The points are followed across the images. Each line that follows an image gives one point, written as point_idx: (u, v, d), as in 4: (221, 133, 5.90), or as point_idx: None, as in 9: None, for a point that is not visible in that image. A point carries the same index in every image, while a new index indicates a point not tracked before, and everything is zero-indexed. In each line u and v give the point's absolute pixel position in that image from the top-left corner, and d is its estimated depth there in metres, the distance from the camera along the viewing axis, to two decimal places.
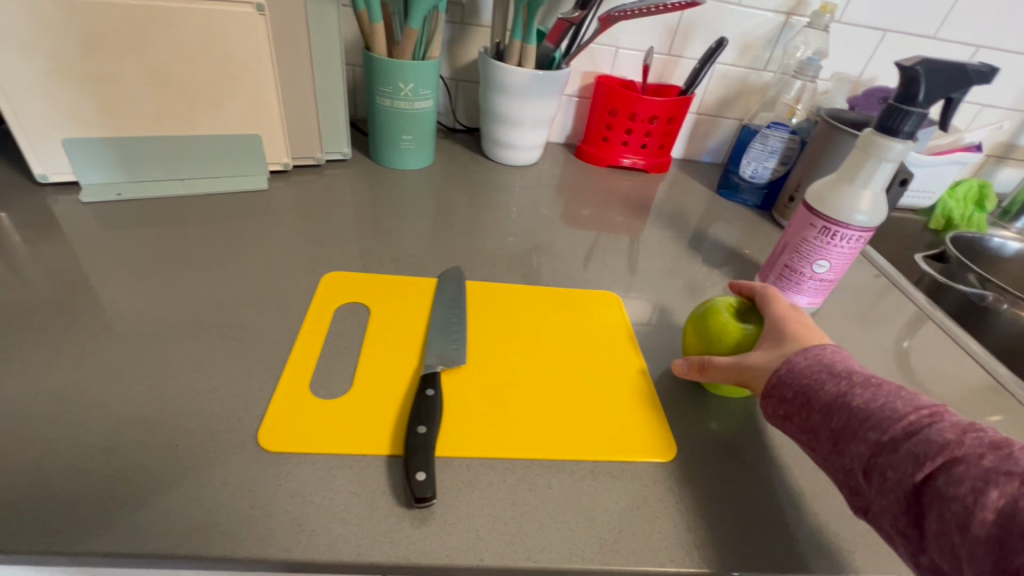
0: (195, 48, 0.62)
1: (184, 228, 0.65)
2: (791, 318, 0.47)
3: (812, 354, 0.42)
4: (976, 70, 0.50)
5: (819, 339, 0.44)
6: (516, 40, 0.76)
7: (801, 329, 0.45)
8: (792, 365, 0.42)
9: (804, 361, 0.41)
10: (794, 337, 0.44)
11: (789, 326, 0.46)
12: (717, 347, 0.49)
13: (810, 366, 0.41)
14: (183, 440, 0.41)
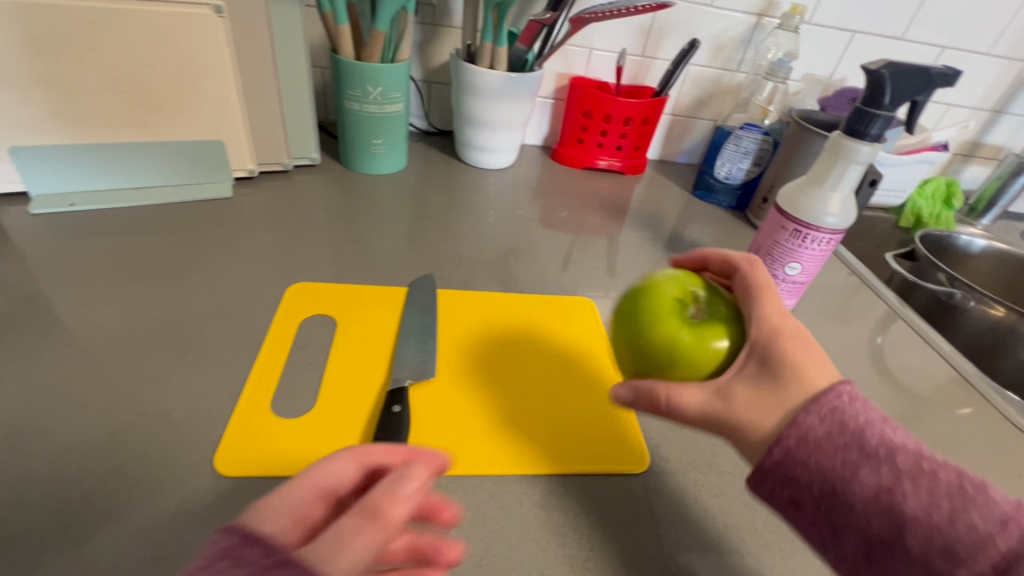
0: (150, 51, 0.60)
1: (143, 239, 0.62)
2: (782, 339, 0.38)
3: (823, 410, 0.34)
4: (940, 73, 0.50)
5: (820, 376, 0.36)
6: (487, 42, 0.75)
7: (800, 358, 0.37)
8: (806, 434, 0.34)
9: (812, 430, 0.34)
10: (797, 376, 0.36)
11: (788, 355, 0.37)
12: (678, 352, 0.41)
13: (822, 439, 0.34)
14: (134, 466, 0.39)
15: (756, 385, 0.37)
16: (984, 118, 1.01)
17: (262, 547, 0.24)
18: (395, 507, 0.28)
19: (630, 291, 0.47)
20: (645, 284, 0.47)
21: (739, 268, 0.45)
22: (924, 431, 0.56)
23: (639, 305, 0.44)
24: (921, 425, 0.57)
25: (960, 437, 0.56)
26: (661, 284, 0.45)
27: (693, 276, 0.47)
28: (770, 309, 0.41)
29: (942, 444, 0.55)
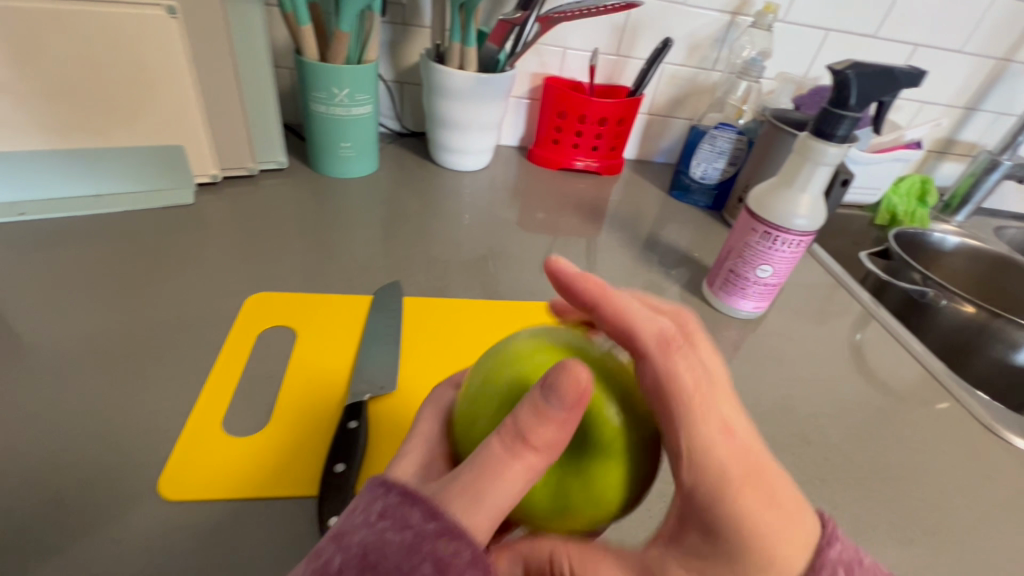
0: (100, 55, 0.57)
1: (96, 248, 0.60)
2: (725, 491, 0.30)
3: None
4: (905, 74, 0.50)
5: (775, 532, 0.29)
6: (455, 42, 0.74)
7: (760, 532, 0.29)
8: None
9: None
10: (760, 562, 0.29)
11: (741, 533, 0.30)
12: (573, 499, 0.33)
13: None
14: (73, 494, 0.38)
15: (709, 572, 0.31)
16: (958, 115, 1.01)
17: (421, 504, 0.28)
18: (534, 432, 0.29)
19: (499, 373, 0.35)
20: (520, 373, 0.34)
21: (643, 357, 0.34)
22: (894, 433, 0.56)
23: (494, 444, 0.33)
24: (891, 427, 0.56)
25: (931, 438, 0.56)
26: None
27: (586, 358, 0.36)
28: (696, 439, 0.31)
29: (912, 446, 0.54)
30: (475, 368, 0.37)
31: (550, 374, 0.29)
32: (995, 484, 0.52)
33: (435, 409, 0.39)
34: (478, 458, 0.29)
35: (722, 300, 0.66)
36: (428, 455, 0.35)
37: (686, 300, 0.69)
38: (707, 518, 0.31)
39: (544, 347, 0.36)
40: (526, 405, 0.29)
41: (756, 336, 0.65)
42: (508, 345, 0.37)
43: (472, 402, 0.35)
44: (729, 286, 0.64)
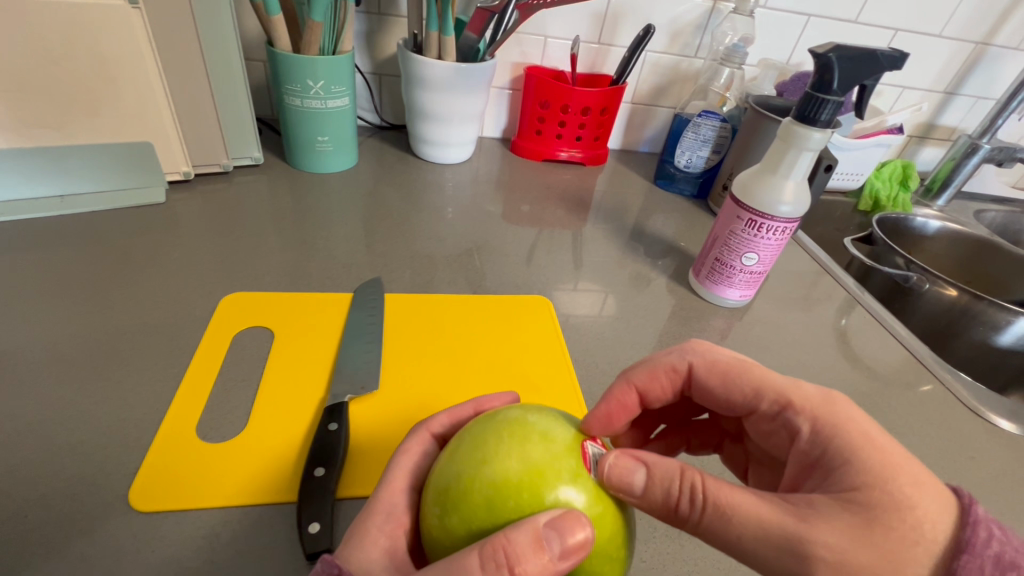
0: (58, 47, 0.54)
1: (63, 251, 0.58)
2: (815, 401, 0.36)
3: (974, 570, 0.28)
4: (887, 56, 0.49)
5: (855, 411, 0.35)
6: (433, 31, 0.71)
7: (897, 467, 0.31)
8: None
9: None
10: (903, 506, 0.30)
11: (874, 467, 0.31)
12: None
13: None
14: (36, 509, 0.36)
15: (857, 523, 0.30)
16: (938, 100, 1.02)
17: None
18: (522, 566, 0.28)
19: (488, 476, 0.32)
20: (509, 483, 0.31)
21: (693, 365, 0.42)
22: (881, 417, 0.56)
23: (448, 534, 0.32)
24: (879, 412, 0.56)
25: (917, 420, 0.56)
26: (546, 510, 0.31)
27: (584, 475, 0.33)
28: (780, 387, 0.38)
29: (899, 430, 0.55)
30: (460, 455, 0.34)
31: (565, 523, 0.29)
32: (982, 465, 0.52)
33: (408, 470, 0.37)
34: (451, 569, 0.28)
35: (709, 290, 0.66)
36: (391, 525, 0.35)
37: (674, 290, 0.68)
38: (835, 459, 0.33)
39: (546, 455, 0.33)
40: (528, 529, 0.29)
41: (743, 325, 0.65)
42: (505, 437, 0.33)
43: (447, 496, 0.32)
44: (715, 275, 0.64)
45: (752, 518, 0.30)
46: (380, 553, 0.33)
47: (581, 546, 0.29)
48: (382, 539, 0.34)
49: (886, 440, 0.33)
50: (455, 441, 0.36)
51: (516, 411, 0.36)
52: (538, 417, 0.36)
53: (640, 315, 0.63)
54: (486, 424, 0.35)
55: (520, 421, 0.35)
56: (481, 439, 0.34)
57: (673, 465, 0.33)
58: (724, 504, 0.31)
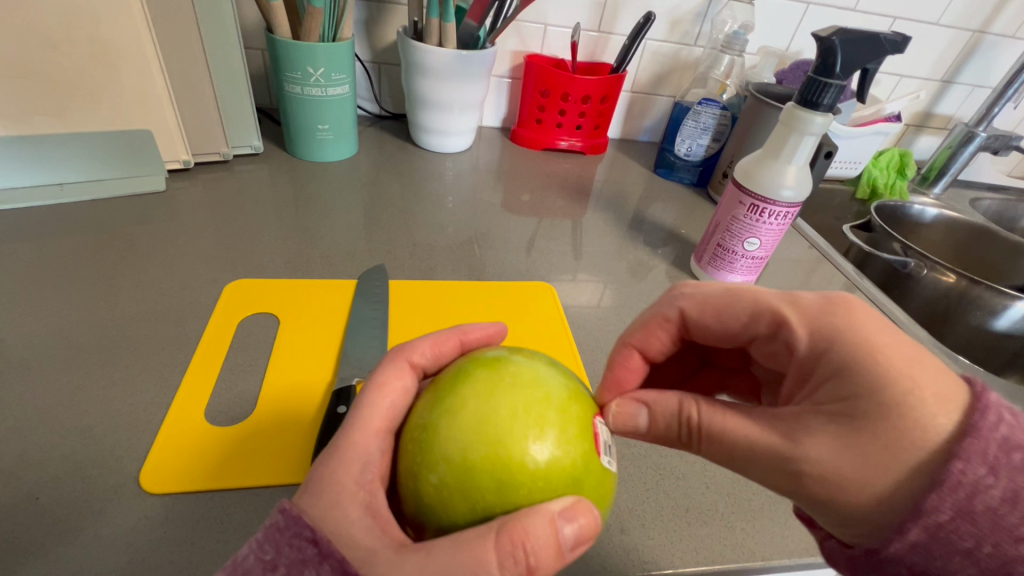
0: (55, 32, 0.54)
1: (63, 238, 0.57)
2: (810, 312, 0.35)
3: (976, 451, 0.28)
4: (889, 40, 0.49)
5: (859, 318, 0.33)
6: (433, 18, 0.71)
7: (896, 370, 0.30)
8: (976, 493, 0.27)
9: (971, 491, 0.27)
10: (896, 405, 0.30)
11: (877, 369, 0.31)
12: None
13: (988, 500, 0.27)
14: (48, 491, 0.36)
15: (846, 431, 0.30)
16: (935, 88, 1.02)
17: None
18: (534, 554, 0.28)
19: (503, 456, 0.30)
20: (524, 465, 0.30)
21: (682, 310, 0.41)
22: None
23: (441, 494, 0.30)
24: None
25: None
26: (558, 499, 0.30)
27: (595, 460, 0.33)
28: (774, 306, 0.36)
29: None
30: (468, 421, 0.31)
31: (575, 510, 0.30)
32: None
33: (384, 411, 0.35)
34: (464, 556, 0.28)
35: (710, 275, 0.66)
36: (369, 477, 0.32)
37: (675, 277, 0.69)
38: (830, 368, 0.32)
39: (564, 439, 0.32)
40: (546, 522, 0.29)
41: None
42: (521, 410, 0.31)
43: (449, 467, 0.30)
44: (717, 261, 0.64)
45: (743, 435, 0.33)
46: (359, 511, 0.30)
47: (590, 536, 0.30)
48: (359, 495, 0.31)
49: (888, 340, 0.32)
50: (456, 395, 0.33)
51: (525, 372, 0.34)
52: (549, 383, 0.34)
53: (641, 301, 0.64)
54: (495, 386, 0.33)
55: (534, 390, 0.33)
56: (494, 409, 0.31)
57: (672, 402, 0.37)
58: (716, 428, 0.34)
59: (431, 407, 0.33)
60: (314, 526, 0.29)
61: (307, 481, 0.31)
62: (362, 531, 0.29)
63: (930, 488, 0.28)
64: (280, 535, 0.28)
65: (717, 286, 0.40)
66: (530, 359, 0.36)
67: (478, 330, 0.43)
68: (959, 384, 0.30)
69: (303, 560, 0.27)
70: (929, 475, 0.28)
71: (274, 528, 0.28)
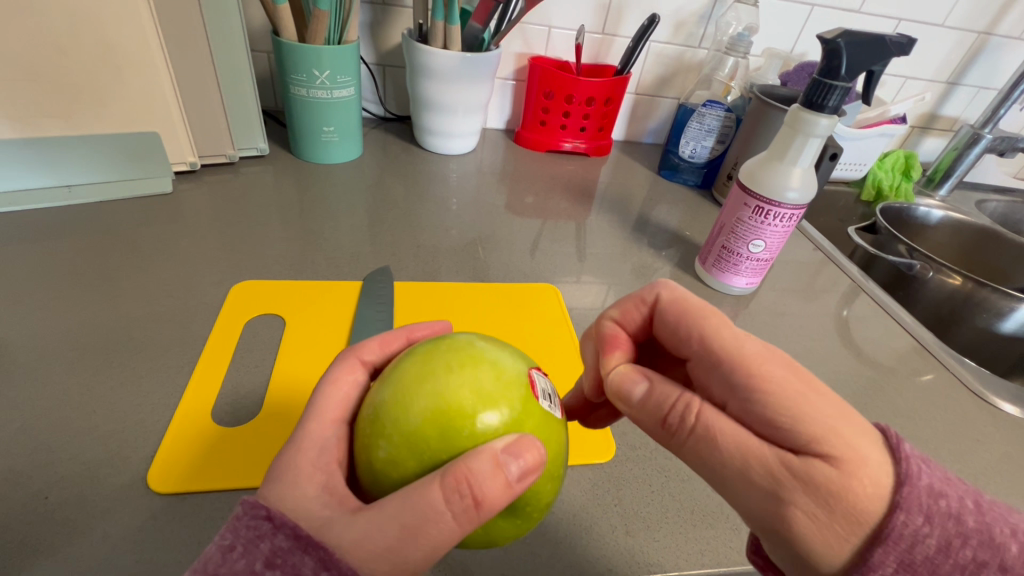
0: (64, 35, 0.54)
1: (71, 240, 0.58)
2: (742, 351, 0.34)
3: (914, 502, 0.28)
4: (895, 42, 0.49)
5: (778, 378, 0.32)
6: (438, 20, 0.71)
7: (833, 430, 0.30)
8: (915, 543, 0.28)
9: (912, 541, 0.28)
10: (852, 463, 0.29)
11: (810, 423, 0.30)
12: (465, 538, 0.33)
13: (926, 551, 0.28)
14: (56, 490, 0.36)
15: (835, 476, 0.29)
16: (940, 90, 1.02)
17: (315, 552, 0.27)
18: (481, 488, 0.28)
19: (442, 407, 0.30)
20: (460, 413, 0.30)
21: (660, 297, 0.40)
22: (888, 402, 0.57)
23: (391, 461, 0.30)
24: (886, 398, 0.57)
25: (922, 404, 0.57)
26: (501, 437, 0.30)
27: (535, 403, 0.33)
28: (723, 339, 0.35)
29: (906, 414, 0.55)
30: (407, 385, 0.32)
31: (520, 446, 0.29)
32: (987, 447, 0.53)
33: (339, 402, 0.35)
34: (414, 506, 0.28)
35: (715, 277, 0.66)
36: (326, 459, 0.32)
37: (679, 279, 0.69)
38: (766, 420, 0.31)
39: (500, 386, 0.32)
40: (488, 456, 0.28)
41: (749, 312, 0.66)
42: (456, 365, 0.32)
43: (394, 432, 0.30)
44: (722, 263, 0.64)
45: (736, 445, 0.31)
46: (315, 489, 0.30)
47: (537, 466, 0.29)
48: (318, 476, 0.31)
49: (819, 401, 0.31)
50: (396, 370, 0.34)
51: (459, 339, 0.35)
52: (484, 345, 0.35)
53: None
54: (433, 352, 0.34)
55: (470, 350, 0.33)
56: (430, 370, 0.32)
57: (675, 386, 0.35)
58: (715, 431, 0.32)
59: (376, 387, 0.34)
60: (269, 505, 0.29)
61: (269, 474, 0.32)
62: (320, 505, 0.30)
63: (874, 542, 0.28)
64: (235, 519, 0.28)
65: (698, 299, 0.38)
66: (481, 336, 0.37)
67: (426, 328, 0.43)
68: (875, 434, 0.31)
69: (259, 535, 0.27)
70: (877, 527, 0.28)
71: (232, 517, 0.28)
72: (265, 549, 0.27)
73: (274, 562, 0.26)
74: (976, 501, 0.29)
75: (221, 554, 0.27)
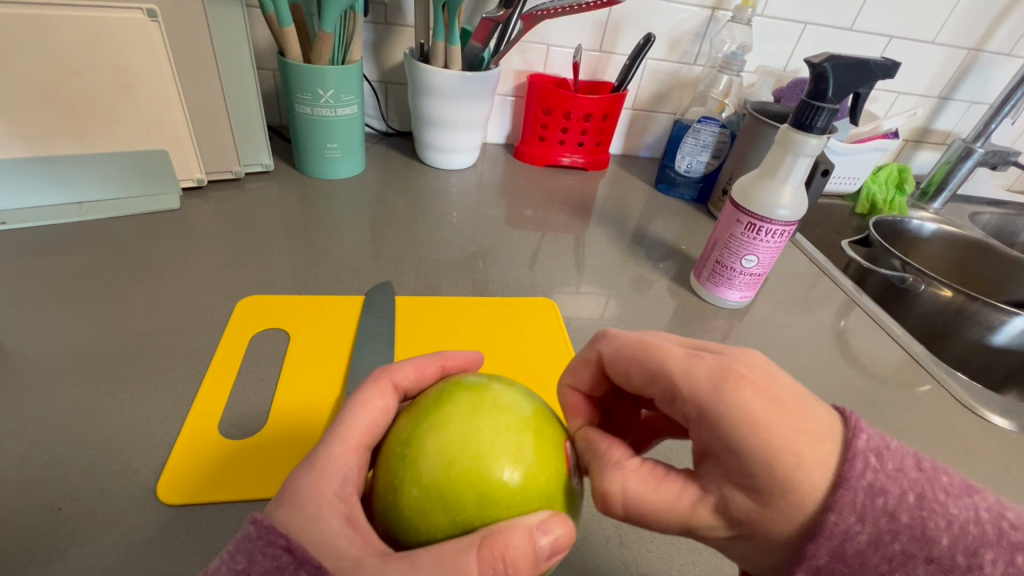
0: (78, 58, 0.56)
1: (80, 256, 0.59)
2: (691, 380, 0.33)
3: (847, 503, 0.28)
4: (879, 66, 0.51)
5: (739, 400, 0.31)
6: (439, 41, 0.74)
7: (795, 454, 0.29)
8: (847, 539, 0.28)
9: (842, 538, 0.28)
10: (778, 490, 0.29)
11: (764, 453, 0.30)
12: None
13: (857, 545, 0.28)
14: (69, 501, 0.38)
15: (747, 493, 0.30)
16: (932, 105, 1.04)
17: None
18: (515, 566, 0.29)
19: (483, 472, 0.31)
20: (502, 484, 0.31)
21: (600, 351, 0.40)
22: (880, 415, 0.58)
23: (420, 515, 0.32)
24: (877, 410, 0.58)
25: (913, 416, 0.58)
26: (534, 512, 0.32)
27: (567, 476, 0.35)
28: (671, 371, 0.34)
29: (897, 427, 0.56)
30: (449, 441, 0.32)
31: (553, 524, 0.31)
32: (976, 460, 0.54)
33: (366, 427, 0.36)
34: (448, 569, 0.29)
35: (710, 291, 0.67)
36: (348, 489, 0.33)
37: (675, 292, 0.70)
38: (724, 444, 0.31)
39: (541, 458, 0.33)
40: (523, 534, 0.30)
41: (743, 325, 0.67)
42: (503, 428, 0.33)
43: (430, 484, 0.31)
44: (716, 277, 0.66)
45: (648, 508, 0.33)
46: (339, 522, 0.31)
47: (564, 545, 0.31)
48: (340, 507, 0.32)
49: (780, 423, 0.30)
50: (437, 415, 0.34)
51: (504, 395, 0.36)
52: (528, 406, 0.36)
53: (641, 316, 0.65)
54: (478, 404, 0.34)
55: (516, 408, 0.35)
56: (475, 427, 0.33)
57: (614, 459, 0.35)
58: (641, 501, 0.33)
59: (412, 426, 0.34)
60: (287, 534, 0.30)
61: (283, 491, 0.32)
62: (345, 541, 0.31)
63: (807, 538, 0.29)
64: (252, 545, 0.29)
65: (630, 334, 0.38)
66: (518, 384, 0.38)
67: (458, 357, 0.43)
68: (834, 428, 0.30)
69: (278, 568, 0.28)
70: (808, 524, 0.29)
71: (246, 538, 0.29)
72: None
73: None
74: (919, 494, 0.29)
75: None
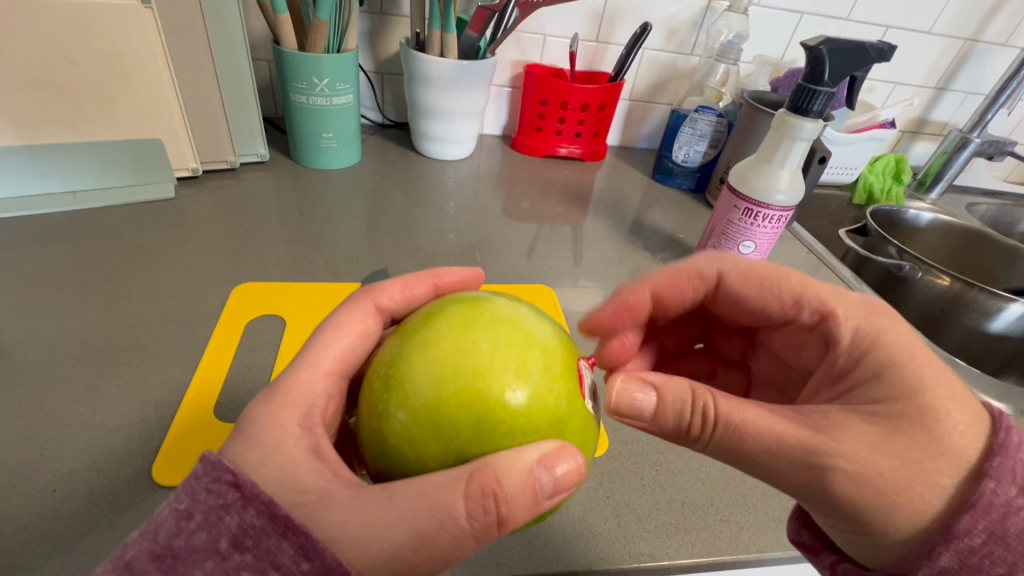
0: (70, 44, 0.56)
1: (71, 245, 0.59)
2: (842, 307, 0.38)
3: (1005, 471, 0.30)
4: (876, 48, 0.51)
5: (902, 333, 0.35)
6: (435, 29, 0.73)
7: (932, 385, 0.32)
8: (1009, 515, 0.30)
9: (1004, 512, 0.30)
10: (929, 419, 0.31)
11: (915, 381, 0.32)
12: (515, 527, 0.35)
13: (1019, 523, 0.30)
14: (63, 484, 0.38)
15: (882, 430, 0.31)
16: (929, 95, 1.04)
17: (295, 539, 0.28)
18: (509, 500, 0.29)
19: (481, 392, 0.31)
20: (500, 406, 0.31)
21: (721, 271, 0.45)
22: None
23: (413, 439, 0.31)
24: None
25: None
26: (540, 442, 0.31)
27: (579, 405, 0.34)
28: (821, 296, 0.39)
29: None
30: (445, 356, 0.32)
31: (555, 454, 0.30)
32: None
33: (338, 354, 0.37)
34: (438, 495, 0.29)
35: None
36: (314, 421, 0.33)
37: None
38: (875, 368, 0.34)
39: (547, 379, 0.33)
40: (523, 469, 0.30)
41: None
42: (503, 345, 0.32)
43: (419, 407, 0.31)
44: None
45: (765, 430, 0.32)
46: (305, 456, 0.31)
47: (571, 483, 0.30)
48: (306, 440, 0.32)
49: (927, 360, 0.33)
50: (431, 331, 0.34)
51: (504, 311, 0.35)
52: (531, 323, 0.35)
53: None
54: (475, 320, 0.34)
55: (517, 323, 0.34)
56: (471, 343, 0.32)
57: (685, 386, 0.34)
58: (738, 423, 0.32)
59: (402, 346, 0.34)
60: (235, 470, 0.29)
61: (238, 426, 0.32)
62: (313, 476, 0.30)
63: (962, 510, 0.30)
64: (197, 481, 0.28)
65: (761, 263, 0.43)
66: (516, 300, 0.38)
67: (451, 276, 0.45)
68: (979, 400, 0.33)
69: (223, 506, 0.28)
70: (965, 497, 0.30)
71: (191, 477, 0.29)
72: (232, 524, 0.27)
73: (243, 543, 0.27)
74: None
75: (176, 523, 0.27)
